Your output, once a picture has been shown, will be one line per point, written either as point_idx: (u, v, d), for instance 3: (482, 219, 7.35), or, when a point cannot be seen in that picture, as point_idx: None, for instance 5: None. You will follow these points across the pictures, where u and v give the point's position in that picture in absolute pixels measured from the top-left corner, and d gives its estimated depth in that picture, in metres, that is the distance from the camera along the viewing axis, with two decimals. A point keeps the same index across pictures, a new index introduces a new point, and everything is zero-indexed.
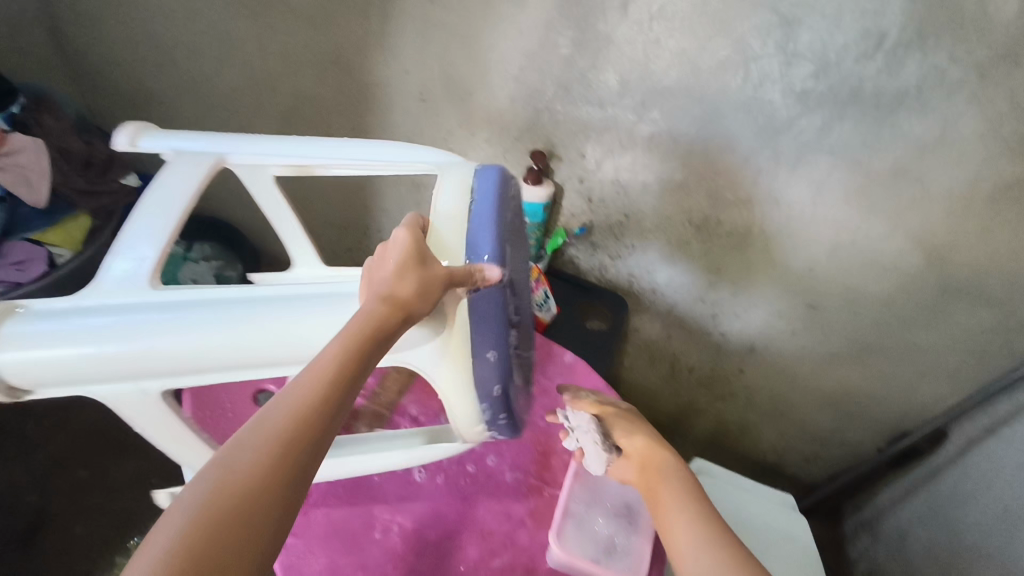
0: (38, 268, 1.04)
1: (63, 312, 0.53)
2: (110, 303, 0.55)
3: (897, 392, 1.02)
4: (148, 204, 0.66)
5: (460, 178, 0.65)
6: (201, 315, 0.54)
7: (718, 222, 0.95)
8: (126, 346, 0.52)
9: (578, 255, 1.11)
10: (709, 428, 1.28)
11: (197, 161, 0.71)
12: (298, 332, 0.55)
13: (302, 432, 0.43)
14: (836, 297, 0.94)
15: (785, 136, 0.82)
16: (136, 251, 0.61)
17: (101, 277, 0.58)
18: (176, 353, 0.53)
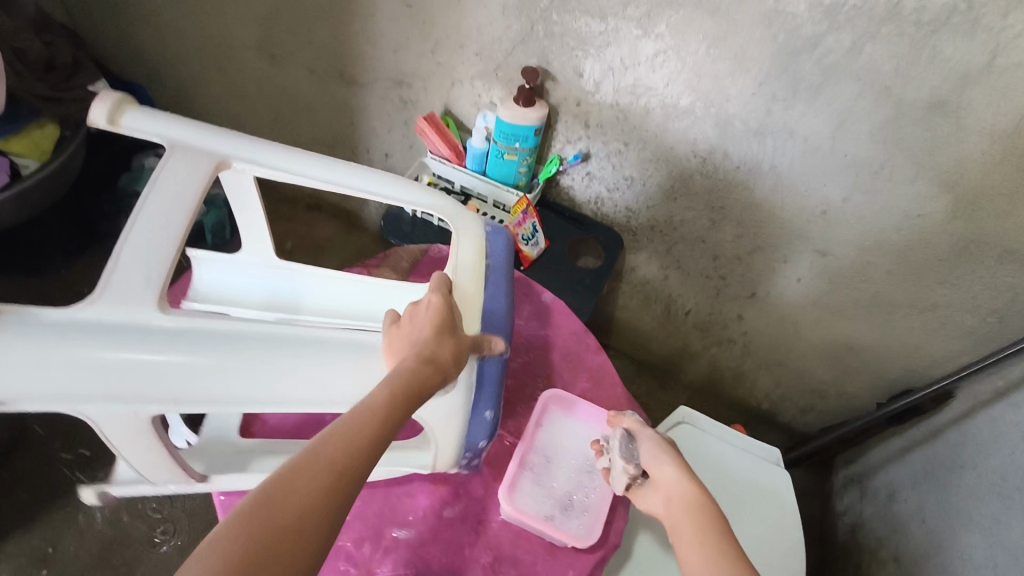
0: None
1: (67, 327, 0.52)
2: (115, 322, 0.53)
3: (904, 347, 0.95)
4: (146, 214, 0.61)
5: (473, 233, 0.71)
6: (215, 354, 0.53)
7: (726, 156, 0.86)
8: (133, 378, 0.52)
9: (573, 185, 1.02)
10: (701, 372, 1.24)
11: (195, 168, 0.65)
12: (310, 380, 0.56)
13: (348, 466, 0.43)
14: (848, 244, 0.87)
15: (808, 58, 0.72)
16: (136, 272, 0.57)
17: (103, 288, 0.55)
18: (181, 392, 0.53)
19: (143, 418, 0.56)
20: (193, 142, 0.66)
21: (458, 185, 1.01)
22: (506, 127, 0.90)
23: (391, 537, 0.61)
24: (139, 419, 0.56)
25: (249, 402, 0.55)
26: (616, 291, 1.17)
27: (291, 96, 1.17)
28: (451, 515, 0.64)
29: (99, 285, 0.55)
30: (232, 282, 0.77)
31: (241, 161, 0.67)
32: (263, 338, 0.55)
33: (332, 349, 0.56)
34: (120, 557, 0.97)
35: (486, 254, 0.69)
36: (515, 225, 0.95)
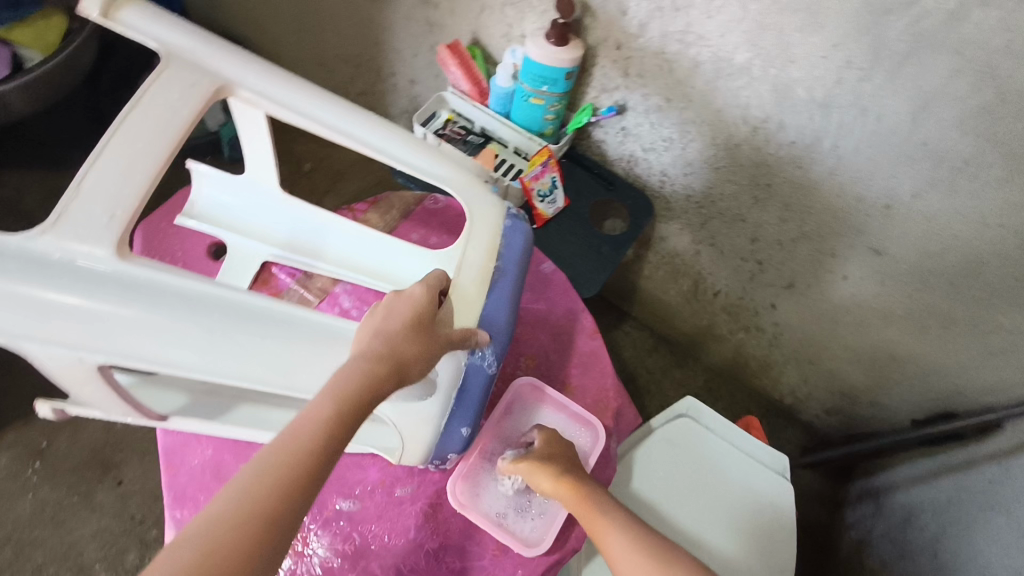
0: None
1: (8, 257, 0.42)
2: (65, 263, 0.43)
3: (954, 368, 0.84)
4: (128, 130, 0.48)
5: (490, 222, 0.64)
6: (168, 314, 0.44)
7: (781, 127, 0.73)
8: (73, 327, 0.43)
9: (606, 139, 0.92)
10: (725, 356, 1.15)
11: (192, 84, 0.52)
12: (272, 364, 0.48)
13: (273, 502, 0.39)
14: (910, 246, 0.74)
15: (897, 19, 0.58)
16: (101, 205, 0.45)
17: (60, 216, 0.44)
18: (128, 351, 0.44)
19: (91, 365, 0.45)
20: (195, 54, 0.54)
21: (478, 126, 0.92)
22: (534, 67, 0.79)
23: (334, 508, 0.64)
24: (84, 365, 0.44)
25: (197, 372, 0.46)
26: (643, 259, 1.08)
27: (316, 4, 1.07)
28: (404, 495, 0.66)
29: (54, 212, 0.44)
30: (236, 209, 0.66)
31: (250, 91, 0.56)
32: (227, 308, 0.46)
33: (302, 333, 0.49)
34: (114, 459, 1.01)
35: (498, 251, 0.63)
36: (531, 178, 0.86)
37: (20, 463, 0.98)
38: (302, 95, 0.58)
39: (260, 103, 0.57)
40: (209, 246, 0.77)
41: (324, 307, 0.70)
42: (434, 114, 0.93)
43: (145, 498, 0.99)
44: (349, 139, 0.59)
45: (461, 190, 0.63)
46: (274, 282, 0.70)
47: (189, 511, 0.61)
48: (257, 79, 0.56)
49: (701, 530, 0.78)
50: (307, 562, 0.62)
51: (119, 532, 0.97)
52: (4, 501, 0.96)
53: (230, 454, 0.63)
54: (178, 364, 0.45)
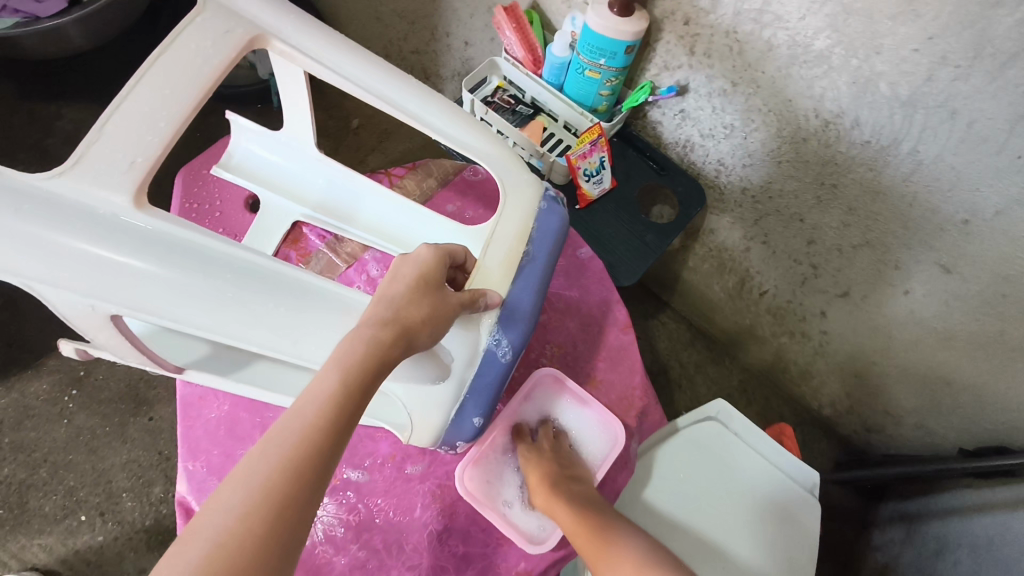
0: (56, 4, 0.86)
1: (24, 197, 0.41)
2: (81, 206, 0.42)
3: (1016, 403, 0.77)
4: (156, 76, 0.47)
5: (524, 201, 0.61)
6: (179, 268, 0.43)
7: (856, 124, 0.67)
8: (83, 275, 0.42)
9: (662, 121, 0.86)
10: (764, 359, 1.10)
11: (226, 32, 0.51)
12: (281, 331, 0.46)
13: (297, 469, 0.37)
14: (986, 268, 0.68)
15: (1008, 13, 0.51)
16: (121, 150, 0.44)
17: (79, 159, 0.43)
18: (136, 303, 0.43)
19: (103, 314, 0.44)
20: (234, 2, 0.53)
21: (529, 97, 0.88)
22: (593, 38, 0.74)
23: (342, 478, 0.65)
24: (97, 316, 0.45)
25: (204, 331, 0.45)
26: (689, 250, 1.03)
27: None
28: (415, 473, 0.66)
29: (75, 153, 0.43)
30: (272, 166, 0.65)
31: (285, 43, 0.54)
32: (240, 267, 0.45)
33: (314, 301, 0.47)
34: (147, 395, 1.04)
35: (529, 234, 0.60)
36: (578, 157, 0.81)
37: (60, 389, 1.02)
38: (339, 52, 0.56)
39: (297, 58, 0.55)
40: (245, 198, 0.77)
41: (353, 271, 0.69)
42: (485, 80, 0.89)
43: (173, 436, 1.03)
44: (384, 100, 0.57)
45: (495, 164, 0.61)
46: (304, 242, 0.69)
47: (201, 463, 0.62)
48: (293, 31, 0.55)
49: (715, 537, 0.75)
50: (311, 528, 0.62)
51: (147, 466, 1.00)
52: (43, 424, 1.01)
53: (246, 412, 0.65)
54: (184, 322, 0.44)
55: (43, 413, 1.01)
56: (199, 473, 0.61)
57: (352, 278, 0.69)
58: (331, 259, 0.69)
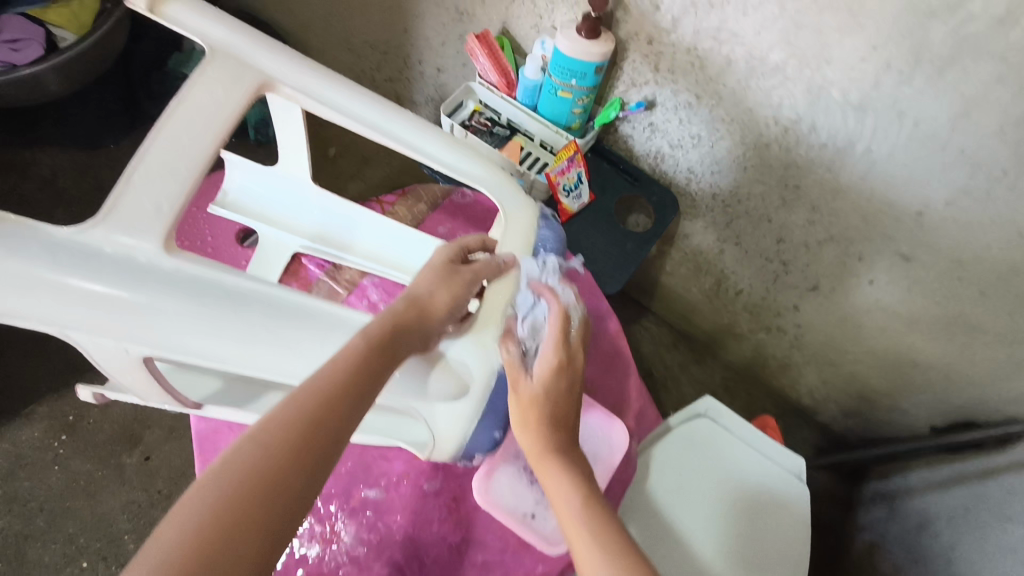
0: (35, 51, 0.89)
1: (60, 247, 0.42)
2: (117, 256, 0.44)
3: (978, 377, 0.83)
4: (175, 125, 0.49)
5: (524, 223, 0.66)
6: (218, 311, 0.45)
7: (813, 129, 0.72)
8: (126, 322, 0.43)
9: (633, 134, 0.91)
10: (744, 355, 1.15)
11: (237, 80, 0.53)
12: (318, 364, 0.49)
13: (344, 380, 0.42)
14: (941, 254, 0.73)
15: (941, 23, 0.57)
16: (150, 200, 0.46)
17: (109, 212, 0.45)
18: (176, 343, 0.45)
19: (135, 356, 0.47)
20: (239, 52, 0.56)
21: (505, 118, 0.92)
22: (564, 60, 0.78)
23: (361, 498, 0.69)
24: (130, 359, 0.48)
25: (241, 366, 0.47)
26: (665, 255, 1.07)
27: None
28: (433, 489, 0.70)
29: (106, 204, 0.44)
30: (277, 204, 0.69)
31: (292, 87, 0.57)
32: (274, 304, 0.47)
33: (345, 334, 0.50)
34: (143, 434, 1.06)
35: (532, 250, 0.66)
36: (558, 173, 0.85)
37: (52, 435, 1.04)
38: (343, 93, 0.60)
39: (302, 100, 0.59)
40: (237, 233, 0.82)
41: (353, 298, 0.74)
42: (461, 104, 0.93)
43: (171, 474, 1.04)
44: (385, 134, 0.61)
45: (494, 190, 0.66)
46: (303, 272, 0.75)
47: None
48: (297, 74, 0.58)
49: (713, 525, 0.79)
50: (334, 550, 0.67)
51: (148, 505, 1.02)
52: (38, 471, 1.02)
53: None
54: (225, 360, 0.47)
55: (36, 461, 1.02)
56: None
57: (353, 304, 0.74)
58: (332, 288, 0.75)
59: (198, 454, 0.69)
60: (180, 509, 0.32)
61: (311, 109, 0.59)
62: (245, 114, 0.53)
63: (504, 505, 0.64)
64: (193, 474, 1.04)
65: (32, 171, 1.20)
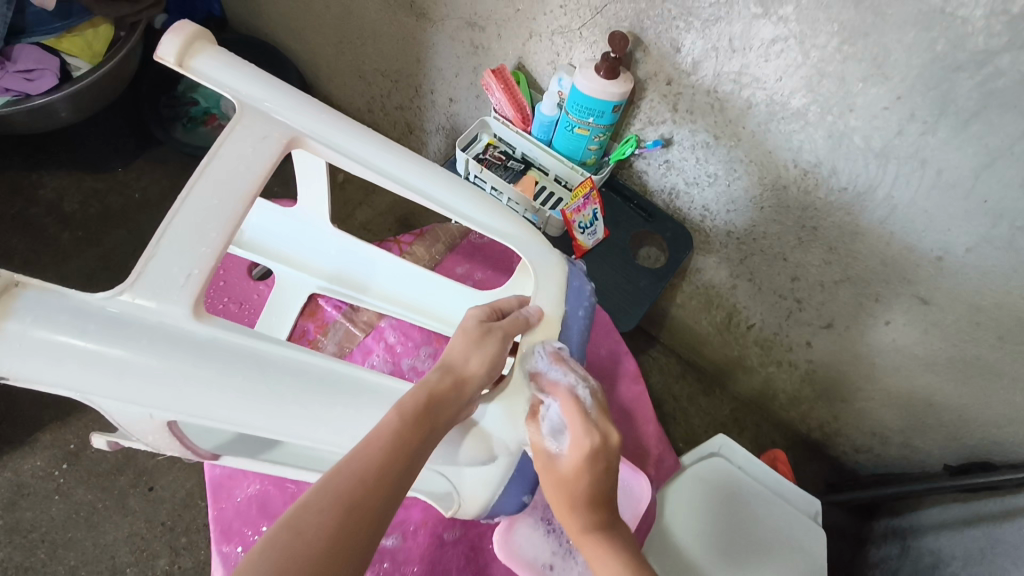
0: (48, 81, 0.97)
1: (86, 315, 0.44)
2: (143, 322, 0.46)
3: (994, 420, 0.83)
4: (204, 185, 0.50)
5: (553, 280, 0.69)
6: (244, 378, 0.48)
7: (833, 173, 0.72)
8: (151, 388, 0.46)
9: (648, 171, 0.91)
10: (753, 388, 1.14)
11: (264, 138, 0.55)
12: (340, 429, 0.51)
13: (401, 445, 0.48)
14: (960, 299, 0.73)
15: (967, 77, 0.56)
16: (179, 265, 0.48)
17: (137, 275, 0.47)
18: (200, 410, 0.47)
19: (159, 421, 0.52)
20: (265, 108, 0.57)
21: (519, 152, 0.92)
22: (582, 99, 0.77)
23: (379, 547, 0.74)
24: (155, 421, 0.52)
25: (262, 431, 0.50)
26: (676, 288, 1.07)
27: (358, 18, 1.06)
28: (450, 538, 0.76)
29: (135, 270, 0.46)
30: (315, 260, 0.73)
31: (318, 142, 0.59)
32: (296, 369, 0.50)
33: (366, 398, 0.53)
34: (148, 464, 1.04)
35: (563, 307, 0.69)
36: (573, 211, 0.84)
37: (53, 464, 1.02)
38: (375, 150, 0.61)
39: (327, 153, 0.60)
40: (248, 268, 0.88)
41: (371, 339, 0.86)
42: (476, 138, 0.93)
43: (175, 505, 1.02)
44: (408, 188, 0.62)
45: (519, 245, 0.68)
46: (321, 313, 0.86)
47: (235, 544, 0.74)
48: (325, 129, 0.59)
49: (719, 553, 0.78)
50: None
51: (151, 538, 1.00)
52: (39, 502, 1.00)
53: (274, 489, 0.78)
54: (248, 425, 0.49)
55: (36, 491, 1.00)
56: (233, 552, 0.73)
57: (371, 345, 0.86)
58: (348, 328, 0.86)
59: (214, 499, 0.77)
60: (239, 574, 0.39)
61: (332, 161, 0.61)
62: (272, 172, 0.54)
63: (525, 560, 0.72)
64: (197, 505, 1.03)
65: (39, 194, 1.20)
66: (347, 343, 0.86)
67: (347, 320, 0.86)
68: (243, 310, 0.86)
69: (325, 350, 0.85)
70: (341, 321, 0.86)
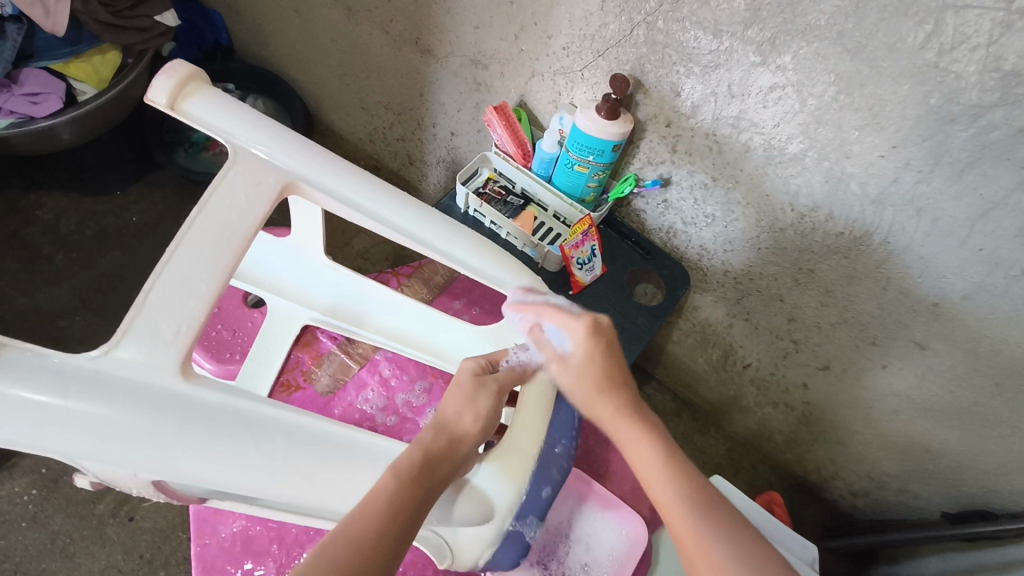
0: (54, 105, 0.98)
1: (70, 375, 0.45)
2: (129, 380, 0.46)
3: (991, 468, 0.82)
4: (194, 238, 0.51)
5: None
6: (234, 440, 0.48)
7: (831, 219, 0.73)
8: (134, 449, 0.45)
9: (646, 210, 0.91)
10: (749, 428, 1.13)
11: (259, 183, 0.56)
12: (330, 492, 0.51)
13: (391, 513, 0.48)
14: (956, 345, 0.73)
15: (962, 130, 0.57)
16: (166, 321, 0.48)
17: (124, 330, 0.47)
18: (185, 472, 0.47)
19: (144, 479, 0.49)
20: (259, 152, 0.58)
21: (519, 188, 0.92)
22: (583, 137, 0.78)
23: None
24: (138, 480, 0.50)
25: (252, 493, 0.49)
26: (672, 325, 1.07)
27: (364, 52, 1.08)
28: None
29: (123, 324, 0.47)
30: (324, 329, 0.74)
31: (314, 186, 0.60)
32: (285, 427, 0.51)
33: (359, 458, 0.53)
34: (129, 494, 1.01)
35: None
36: (572, 247, 0.84)
37: (29, 490, 0.99)
38: (371, 192, 0.62)
39: (321, 198, 0.61)
40: (242, 296, 0.88)
41: (366, 372, 0.86)
42: (476, 172, 0.94)
43: (155, 537, 1.00)
44: (401, 232, 0.63)
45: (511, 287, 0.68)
46: (316, 344, 0.85)
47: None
48: (320, 172, 0.60)
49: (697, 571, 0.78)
50: None
51: (129, 571, 0.97)
52: (12, 530, 0.97)
53: (258, 527, 0.76)
54: (235, 486, 0.49)
55: (12, 519, 0.98)
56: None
57: (365, 378, 0.85)
58: (343, 361, 0.86)
59: (197, 534, 0.75)
60: None
61: (324, 204, 0.62)
62: (266, 219, 0.55)
63: None
64: (179, 537, 1.00)
65: (35, 215, 1.19)
66: (342, 375, 0.85)
67: (342, 352, 0.86)
68: (236, 338, 0.85)
69: (318, 382, 0.84)
70: (335, 352, 0.86)
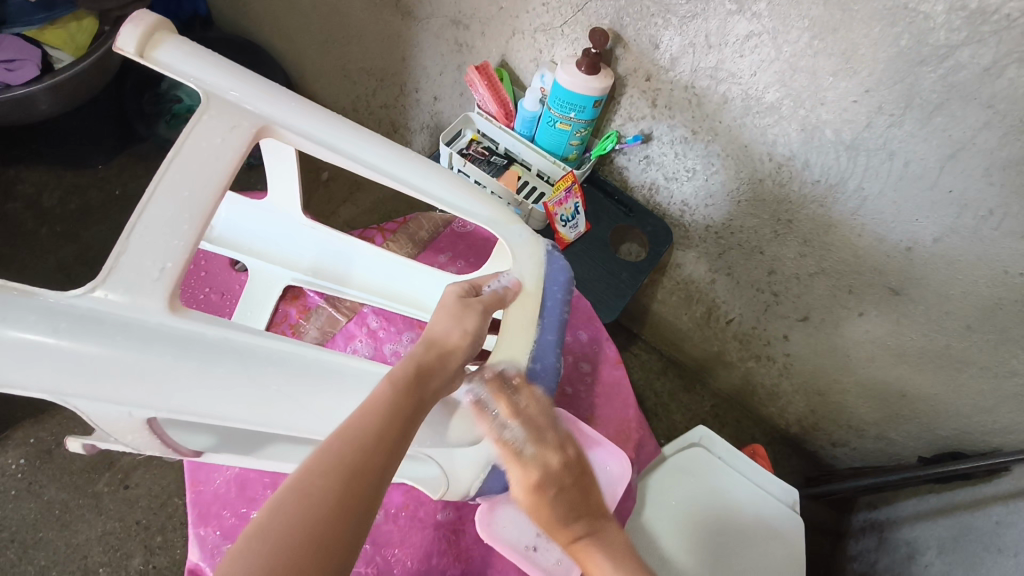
0: (30, 72, 0.98)
1: (60, 315, 0.45)
2: (116, 317, 0.47)
3: (964, 410, 0.85)
4: (173, 179, 0.51)
5: (530, 258, 0.73)
6: (227, 374, 0.49)
7: (807, 166, 0.74)
8: (128, 382, 0.46)
9: (628, 166, 0.93)
10: (734, 383, 1.16)
11: (234, 127, 0.56)
12: (322, 416, 0.53)
13: (386, 420, 0.49)
14: (929, 289, 0.75)
15: (931, 71, 0.59)
16: (151, 258, 0.48)
17: (109, 271, 0.47)
18: (180, 403, 0.48)
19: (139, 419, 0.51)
20: (232, 98, 0.58)
21: (502, 148, 0.93)
22: (563, 93, 0.79)
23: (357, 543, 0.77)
24: (134, 419, 0.51)
25: (246, 421, 0.51)
26: (657, 283, 1.09)
27: (344, 17, 1.08)
28: (441, 520, 0.80)
29: (107, 265, 0.47)
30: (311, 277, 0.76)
31: (290, 130, 0.60)
32: (277, 357, 0.52)
33: (348, 384, 0.55)
34: (122, 462, 1.02)
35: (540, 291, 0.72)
36: (555, 204, 0.86)
37: (22, 461, 1.00)
38: (346, 133, 0.63)
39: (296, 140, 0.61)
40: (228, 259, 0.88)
41: (353, 324, 0.87)
42: (460, 133, 0.94)
43: (151, 503, 1.01)
44: (381, 172, 0.64)
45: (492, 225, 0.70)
46: (303, 298, 0.87)
47: (213, 528, 0.74)
48: (294, 116, 0.60)
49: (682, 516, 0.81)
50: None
51: (125, 535, 0.98)
52: (6, 500, 0.98)
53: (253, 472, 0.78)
54: (228, 415, 0.50)
55: (6, 489, 0.98)
56: (210, 536, 0.74)
57: (353, 330, 0.87)
58: (332, 314, 0.88)
59: (191, 482, 0.77)
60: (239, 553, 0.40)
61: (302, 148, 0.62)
62: (243, 161, 0.55)
63: (506, 539, 0.72)
64: (174, 502, 1.01)
65: (17, 189, 1.19)
66: (330, 327, 0.87)
67: (330, 305, 0.88)
68: (224, 300, 0.86)
69: (308, 334, 0.86)
70: (324, 306, 0.87)
